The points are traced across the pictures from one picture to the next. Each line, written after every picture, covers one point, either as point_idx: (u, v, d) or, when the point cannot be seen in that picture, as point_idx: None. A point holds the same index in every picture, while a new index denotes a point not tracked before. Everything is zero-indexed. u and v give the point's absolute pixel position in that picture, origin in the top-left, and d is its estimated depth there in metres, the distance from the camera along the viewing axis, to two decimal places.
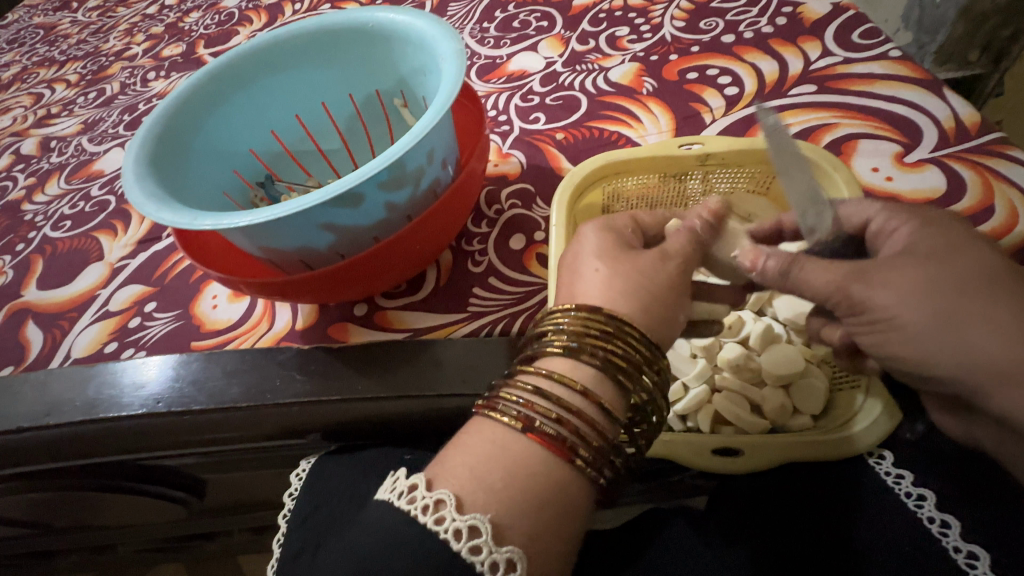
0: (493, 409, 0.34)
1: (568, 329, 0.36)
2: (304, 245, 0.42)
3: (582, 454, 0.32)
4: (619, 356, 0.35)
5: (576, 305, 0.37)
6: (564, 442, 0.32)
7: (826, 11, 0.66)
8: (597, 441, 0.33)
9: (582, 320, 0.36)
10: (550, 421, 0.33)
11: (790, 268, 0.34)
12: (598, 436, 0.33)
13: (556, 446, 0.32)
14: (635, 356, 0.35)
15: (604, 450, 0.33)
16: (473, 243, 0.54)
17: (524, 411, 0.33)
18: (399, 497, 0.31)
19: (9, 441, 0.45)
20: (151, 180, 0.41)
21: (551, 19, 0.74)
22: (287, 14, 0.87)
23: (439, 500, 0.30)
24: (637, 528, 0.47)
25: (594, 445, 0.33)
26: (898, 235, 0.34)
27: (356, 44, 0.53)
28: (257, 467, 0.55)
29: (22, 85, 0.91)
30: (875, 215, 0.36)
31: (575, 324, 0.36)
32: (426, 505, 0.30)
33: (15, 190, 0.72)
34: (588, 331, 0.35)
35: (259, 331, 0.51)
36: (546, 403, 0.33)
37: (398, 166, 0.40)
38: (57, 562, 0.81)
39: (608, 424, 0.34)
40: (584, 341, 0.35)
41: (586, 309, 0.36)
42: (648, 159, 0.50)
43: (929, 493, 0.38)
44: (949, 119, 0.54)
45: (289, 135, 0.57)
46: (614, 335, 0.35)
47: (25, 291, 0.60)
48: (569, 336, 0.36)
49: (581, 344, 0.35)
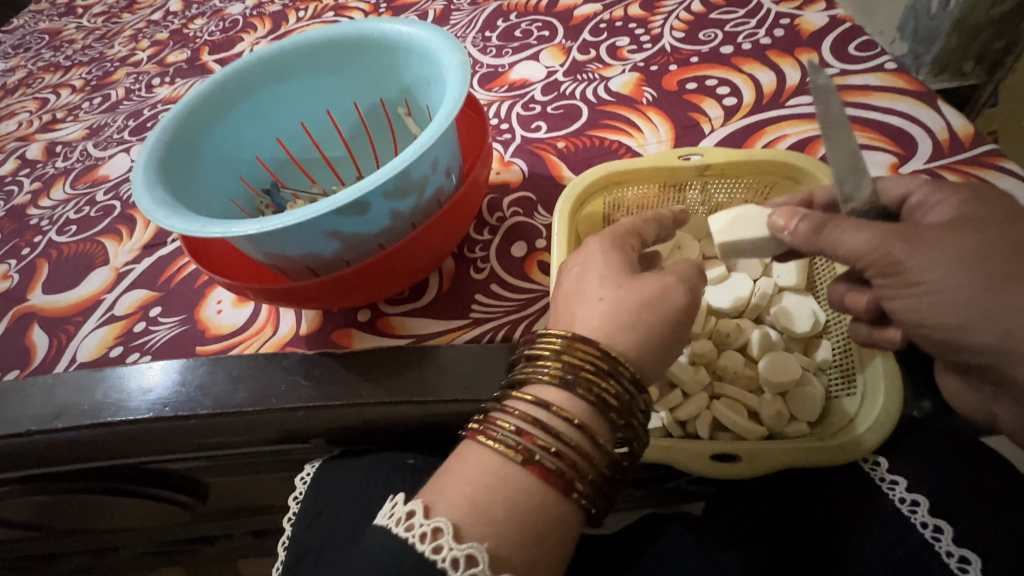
0: (488, 438, 0.34)
1: (562, 362, 0.35)
2: (310, 252, 0.43)
3: (576, 487, 0.33)
4: (612, 390, 0.35)
5: (572, 334, 0.36)
6: (558, 476, 0.32)
7: (823, 23, 0.67)
8: (590, 474, 0.33)
9: (579, 351, 0.36)
10: (545, 454, 0.33)
11: (823, 226, 0.33)
12: (591, 468, 0.33)
13: (549, 479, 0.32)
14: (626, 389, 0.35)
15: (597, 481, 0.33)
16: (476, 250, 0.54)
17: (518, 443, 0.33)
18: (398, 524, 0.31)
19: (16, 444, 0.46)
20: (161, 188, 0.42)
21: (553, 28, 0.75)
22: (291, 21, 0.88)
23: (437, 528, 0.30)
24: (634, 531, 0.48)
25: (587, 478, 0.33)
26: (934, 213, 0.34)
27: (362, 55, 0.54)
28: (260, 471, 0.55)
29: (27, 90, 0.92)
30: (915, 189, 0.36)
31: (572, 356, 0.36)
32: (424, 533, 0.30)
33: (21, 195, 0.73)
34: (583, 365, 0.35)
35: (264, 335, 0.52)
36: (540, 435, 0.33)
37: (404, 175, 0.41)
38: (57, 566, 0.81)
39: (601, 457, 0.34)
40: (580, 375, 0.35)
41: (582, 341, 0.36)
42: (648, 169, 0.51)
43: (922, 498, 0.38)
44: (943, 131, 0.55)
45: (294, 143, 0.58)
46: (608, 368, 0.35)
47: (30, 295, 0.61)
48: (565, 368, 0.35)
49: (575, 378, 0.35)
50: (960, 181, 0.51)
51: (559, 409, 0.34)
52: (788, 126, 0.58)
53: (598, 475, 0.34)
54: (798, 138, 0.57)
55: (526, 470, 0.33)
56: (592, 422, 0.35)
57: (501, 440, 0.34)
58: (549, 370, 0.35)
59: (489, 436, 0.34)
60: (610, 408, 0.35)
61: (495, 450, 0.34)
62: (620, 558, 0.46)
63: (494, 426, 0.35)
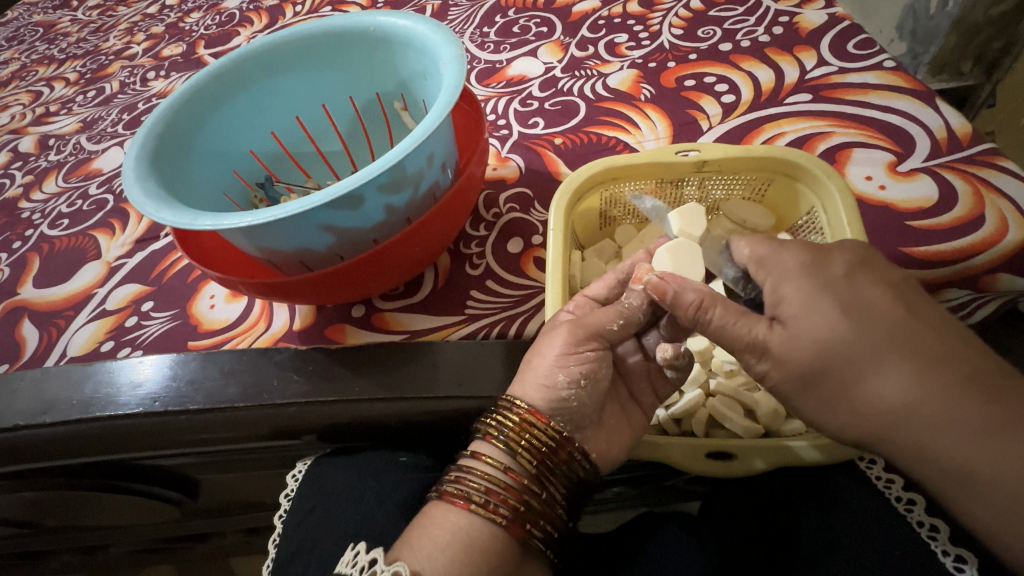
0: (446, 492, 0.37)
1: (498, 419, 0.38)
2: (303, 246, 0.42)
3: (508, 526, 0.35)
4: (542, 441, 0.37)
5: (519, 403, 0.38)
6: (492, 517, 0.35)
7: (822, 21, 0.67)
8: (523, 512, 0.36)
9: (523, 425, 0.37)
10: (481, 497, 0.36)
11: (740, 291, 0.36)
12: (524, 507, 0.36)
13: (484, 518, 0.35)
14: (556, 440, 0.38)
15: (531, 520, 0.36)
16: (471, 246, 0.54)
17: (461, 490, 0.36)
18: (360, 572, 0.34)
19: (3, 440, 0.45)
20: (152, 181, 0.42)
21: (551, 25, 0.75)
22: (288, 15, 0.88)
23: (395, 571, 0.32)
24: (629, 530, 0.48)
25: (520, 516, 0.36)
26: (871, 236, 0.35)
27: (358, 47, 0.53)
28: (252, 468, 0.55)
29: (20, 83, 0.91)
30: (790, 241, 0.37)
31: (519, 430, 0.37)
32: None
33: (13, 188, 0.72)
34: (517, 428, 0.37)
35: (257, 331, 0.51)
36: (478, 481, 0.36)
37: (398, 169, 0.40)
38: (49, 562, 0.81)
39: (545, 511, 0.37)
40: (523, 444, 0.37)
41: (524, 414, 0.37)
42: (646, 165, 0.50)
43: (918, 497, 0.38)
44: (942, 129, 0.55)
45: (289, 135, 0.57)
46: (537, 423, 0.37)
47: (21, 289, 0.60)
48: (510, 438, 0.37)
49: (509, 431, 0.37)
50: (959, 180, 0.51)
51: (494, 459, 0.37)
52: (787, 123, 0.58)
53: (531, 514, 0.36)
54: (796, 135, 0.57)
55: (464, 510, 0.36)
56: (526, 469, 0.37)
57: (447, 488, 0.37)
58: (488, 427, 0.38)
59: (439, 486, 0.38)
60: (541, 457, 0.37)
61: (442, 497, 0.37)
62: (614, 557, 0.45)
63: (445, 478, 0.38)
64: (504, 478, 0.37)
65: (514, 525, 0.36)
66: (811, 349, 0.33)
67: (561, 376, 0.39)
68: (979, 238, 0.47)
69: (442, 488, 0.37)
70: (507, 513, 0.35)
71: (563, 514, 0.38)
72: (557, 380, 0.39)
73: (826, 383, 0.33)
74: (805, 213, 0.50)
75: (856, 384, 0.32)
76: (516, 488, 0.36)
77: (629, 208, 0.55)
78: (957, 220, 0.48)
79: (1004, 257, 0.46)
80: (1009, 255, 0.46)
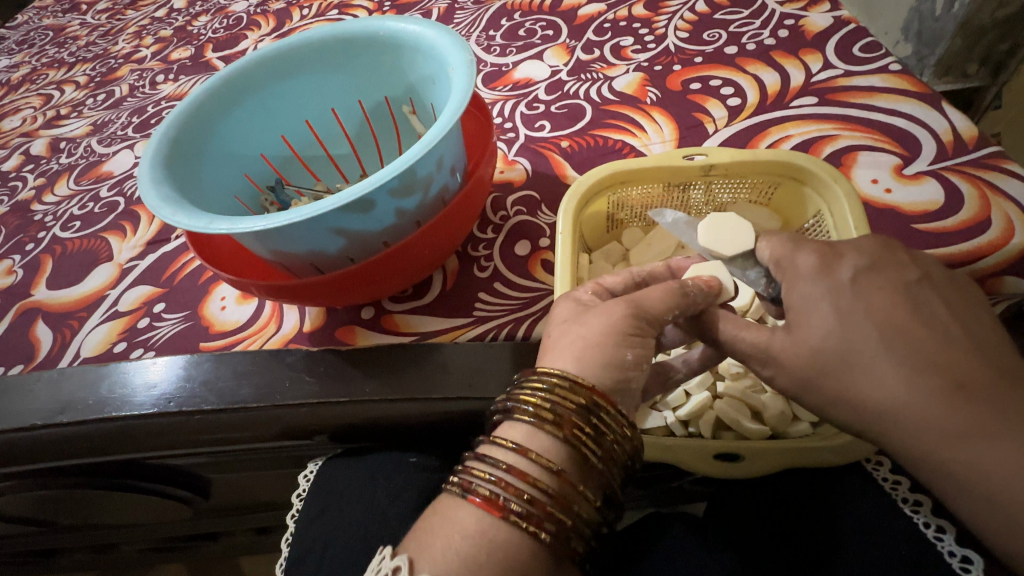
0: (481, 491, 0.33)
1: (549, 409, 0.34)
2: (315, 249, 0.43)
3: (551, 542, 0.32)
4: (598, 433, 0.34)
5: (576, 385, 0.35)
6: (535, 530, 0.32)
7: (827, 24, 0.67)
8: (569, 523, 0.33)
9: (578, 413, 0.34)
10: (523, 506, 0.32)
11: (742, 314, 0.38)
12: (570, 517, 0.33)
13: (524, 531, 0.32)
14: (610, 433, 0.35)
15: (575, 531, 0.33)
16: (480, 248, 0.55)
17: (498, 494, 0.33)
18: None
19: (20, 440, 0.46)
20: (167, 185, 0.42)
21: (557, 27, 0.75)
22: (295, 19, 0.88)
23: None
24: (637, 532, 0.48)
25: (565, 526, 0.33)
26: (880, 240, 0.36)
27: (367, 52, 0.54)
28: (263, 468, 0.55)
29: (32, 86, 0.92)
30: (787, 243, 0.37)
31: (575, 417, 0.34)
32: None
33: (26, 190, 0.73)
34: (572, 415, 0.34)
35: (268, 332, 0.52)
36: (523, 485, 0.33)
37: (409, 173, 0.41)
38: (60, 560, 0.82)
39: (591, 516, 0.34)
40: (574, 437, 0.34)
41: (579, 402, 0.34)
42: (653, 170, 0.50)
43: (924, 499, 0.39)
44: (948, 132, 0.55)
45: (298, 139, 0.58)
46: (595, 413, 0.34)
47: (35, 291, 0.61)
48: (562, 428, 0.34)
49: (563, 423, 0.34)
50: (965, 183, 0.51)
51: (541, 458, 0.34)
52: (792, 126, 0.58)
53: (576, 526, 0.33)
54: (801, 138, 0.57)
55: (500, 519, 0.32)
56: (573, 468, 0.34)
57: (475, 486, 0.33)
58: (537, 417, 0.34)
59: (464, 482, 0.34)
60: (592, 453, 0.34)
61: (469, 497, 0.33)
62: (621, 556, 0.46)
63: (475, 474, 0.34)
64: (548, 479, 0.33)
65: (556, 539, 0.32)
66: (805, 356, 0.33)
67: (629, 355, 0.36)
68: (986, 241, 0.47)
69: (473, 485, 0.34)
70: (551, 526, 0.32)
71: (603, 520, 0.35)
72: (607, 364, 0.36)
73: (805, 402, 0.34)
74: (812, 216, 0.50)
75: (839, 401, 0.33)
76: (560, 493, 0.33)
77: (636, 211, 0.56)
78: (964, 223, 0.49)
79: (1008, 260, 0.46)
80: (1014, 259, 0.46)
